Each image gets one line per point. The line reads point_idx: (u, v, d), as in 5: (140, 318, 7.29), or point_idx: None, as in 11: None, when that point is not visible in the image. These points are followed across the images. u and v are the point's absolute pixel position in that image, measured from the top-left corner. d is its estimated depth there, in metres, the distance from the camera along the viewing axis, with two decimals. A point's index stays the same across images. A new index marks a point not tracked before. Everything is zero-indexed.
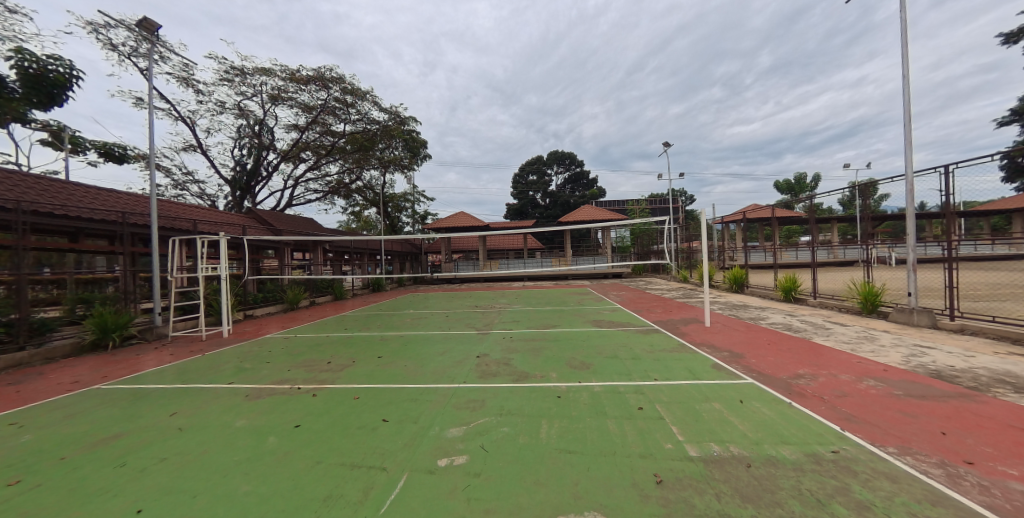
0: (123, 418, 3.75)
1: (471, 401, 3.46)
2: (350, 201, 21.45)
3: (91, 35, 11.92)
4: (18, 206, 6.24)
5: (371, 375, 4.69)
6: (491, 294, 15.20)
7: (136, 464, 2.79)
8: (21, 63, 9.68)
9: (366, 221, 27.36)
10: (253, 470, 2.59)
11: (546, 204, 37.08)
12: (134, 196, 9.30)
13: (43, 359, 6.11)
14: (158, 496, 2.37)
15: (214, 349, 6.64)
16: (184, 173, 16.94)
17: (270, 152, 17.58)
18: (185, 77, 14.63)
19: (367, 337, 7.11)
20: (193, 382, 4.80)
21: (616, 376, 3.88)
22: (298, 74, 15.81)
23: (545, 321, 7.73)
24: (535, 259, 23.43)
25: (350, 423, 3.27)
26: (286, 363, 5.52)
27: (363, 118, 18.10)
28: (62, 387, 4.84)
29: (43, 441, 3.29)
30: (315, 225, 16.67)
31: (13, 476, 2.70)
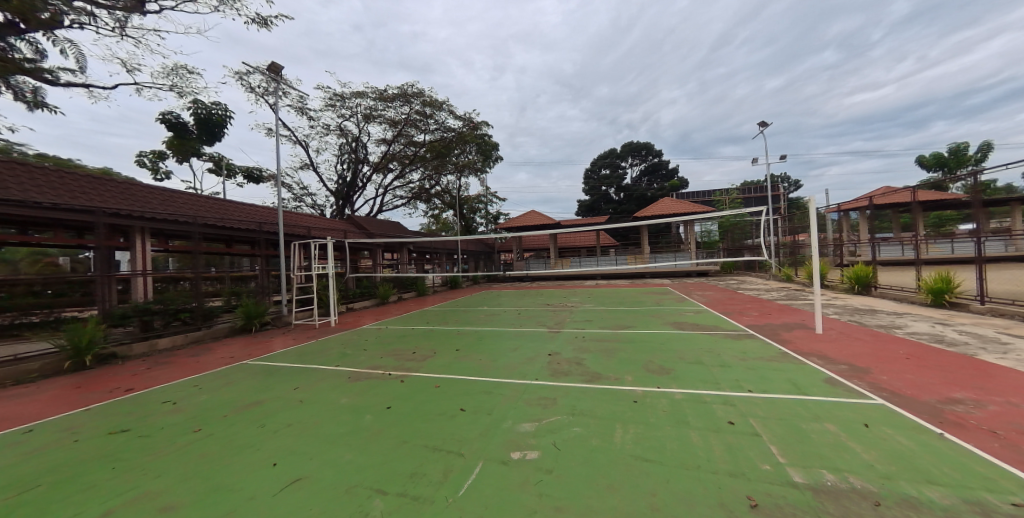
0: (258, 388, 4.51)
1: (543, 398, 3.43)
2: (429, 205, 23.05)
3: (237, 82, 14.65)
4: (195, 221, 7.87)
5: (448, 367, 4.95)
6: (563, 292, 15.07)
7: (271, 426, 3.35)
8: (196, 110, 12.22)
9: (445, 223, 29.22)
10: (354, 442, 2.89)
11: (620, 199, 35.46)
12: (266, 208, 11.17)
13: (211, 337, 7.69)
14: (286, 454, 2.80)
15: (323, 336, 7.67)
16: (300, 188, 19.90)
17: (365, 165, 19.71)
18: (301, 106, 17.13)
19: (446, 331, 7.55)
20: (308, 363, 5.62)
21: (700, 385, 3.51)
22: (385, 93, 17.43)
23: (620, 321, 7.40)
24: (608, 257, 22.58)
25: (432, 408, 3.48)
26: (378, 351, 6.13)
27: (441, 127, 19.27)
28: (223, 360, 6.06)
29: (212, 401, 4.15)
30: (400, 228, 18.25)
31: (195, 427, 3.46)
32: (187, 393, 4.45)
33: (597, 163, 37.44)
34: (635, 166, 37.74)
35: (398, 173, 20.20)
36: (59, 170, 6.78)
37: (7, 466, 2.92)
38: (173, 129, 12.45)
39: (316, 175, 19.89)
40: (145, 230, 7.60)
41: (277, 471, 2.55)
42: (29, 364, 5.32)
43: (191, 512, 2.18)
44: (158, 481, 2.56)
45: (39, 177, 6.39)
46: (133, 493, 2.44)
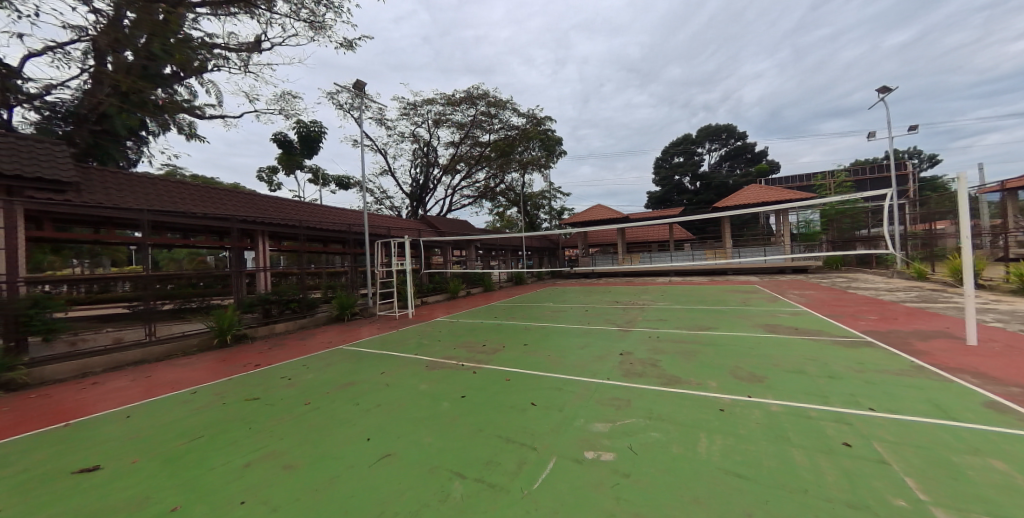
0: (352, 371, 5.08)
1: (616, 399, 3.32)
2: (494, 203, 23.67)
3: (329, 101, 16.56)
4: (299, 224, 9.06)
5: (518, 361, 5.04)
6: (633, 289, 14.37)
7: (363, 405, 3.74)
8: (299, 129, 14.09)
9: (509, 220, 29.79)
10: (433, 426, 3.10)
11: (696, 188, 32.61)
12: (353, 211, 12.47)
13: (313, 325, 8.88)
14: (376, 431, 3.10)
15: (402, 327, 8.33)
16: (380, 192, 21.83)
17: (436, 168, 20.92)
18: (380, 118, 18.76)
19: (513, 326, 7.70)
20: (391, 351, 6.17)
21: (803, 397, 3.08)
22: (453, 98, 18.22)
23: (699, 322, 6.82)
24: (683, 251, 20.96)
25: (504, 401, 3.57)
26: (451, 343, 6.48)
27: (505, 125, 19.59)
28: (323, 344, 6.95)
29: (317, 379, 4.80)
30: (468, 227, 19.07)
31: (305, 400, 4.02)
32: (298, 371, 5.20)
33: (669, 151, 34.84)
34: (715, 152, 34.32)
35: (466, 174, 21.02)
36: (204, 186, 8.32)
37: (178, 418, 3.70)
38: (282, 146, 14.49)
39: (394, 180, 21.63)
40: (264, 233, 8.99)
41: (370, 445, 2.84)
42: (189, 340, 6.67)
43: (305, 472, 2.53)
44: (279, 443, 3.02)
45: (191, 192, 7.91)
46: (262, 451, 2.92)
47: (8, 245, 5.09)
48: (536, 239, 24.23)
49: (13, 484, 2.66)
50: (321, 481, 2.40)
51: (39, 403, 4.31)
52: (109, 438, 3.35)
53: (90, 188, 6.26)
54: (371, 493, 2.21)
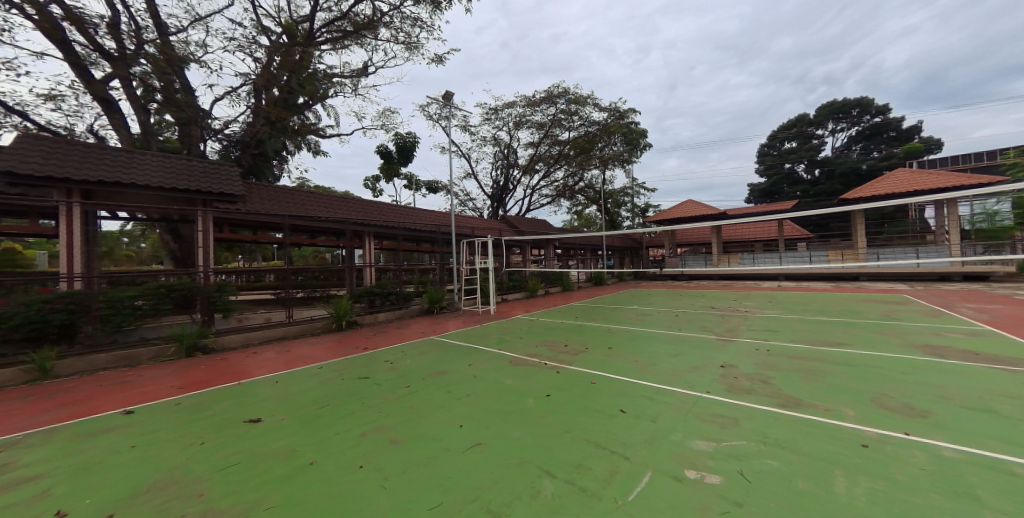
0: (443, 361, 5.48)
1: (718, 415, 2.99)
2: (573, 201, 23.33)
3: (422, 113, 18.16)
4: (397, 225, 10.11)
5: (602, 364, 4.89)
6: (729, 295, 12.84)
7: (454, 394, 4.02)
8: (396, 140, 15.69)
9: (588, 219, 29.14)
10: (520, 421, 3.18)
11: (816, 177, 27.67)
12: (441, 213, 13.51)
13: (408, 316, 9.83)
14: (468, 419, 3.30)
15: (485, 322, 8.72)
16: (465, 194, 23.18)
17: (515, 169, 21.41)
18: (464, 124, 19.89)
19: (594, 328, 7.50)
20: (477, 344, 6.50)
21: (995, 444, 2.38)
22: (533, 98, 18.42)
23: (819, 335, 5.79)
24: (798, 252, 17.97)
25: (590, 404, 3.49)
26: (534, 341, 6.57)
27: (585, 122, 19.17)
28: (416, 334, 7.67)
29: (413, 365, 5.30)
30: (547, 226, 19.16)
31: (406, 383, 4.48)
32: (398, 357, 5.81)
33: (780, 135, 30.14)
34: (844, 133, 28.60)
35: (545, 173, 21.05)
36: (326, 195, 9.82)
37: (310, 388, 4.43)
38: (383, 157, 16.32)
39: (476, 182, 22.78)
40: (371, 234, 10.24)
41: (463, 432, 3.04)
42: (316, 323, 7.92)
43: (408, 448, 2.82)
44: (386, 419, 3.42)
45: (317, 200, 9.41)
46: (373, 424, 3.33)
47: (203, 244, 6.75)
48: (618, 239, 23.19)
49: (208, 424, 3.48)
50: (421, 459, 2.63)
51: (221, 365, 5.57)
52: (264, 398, 4.16)
53: (250, 199, 7.88)
54: (466, 477, 2.35)
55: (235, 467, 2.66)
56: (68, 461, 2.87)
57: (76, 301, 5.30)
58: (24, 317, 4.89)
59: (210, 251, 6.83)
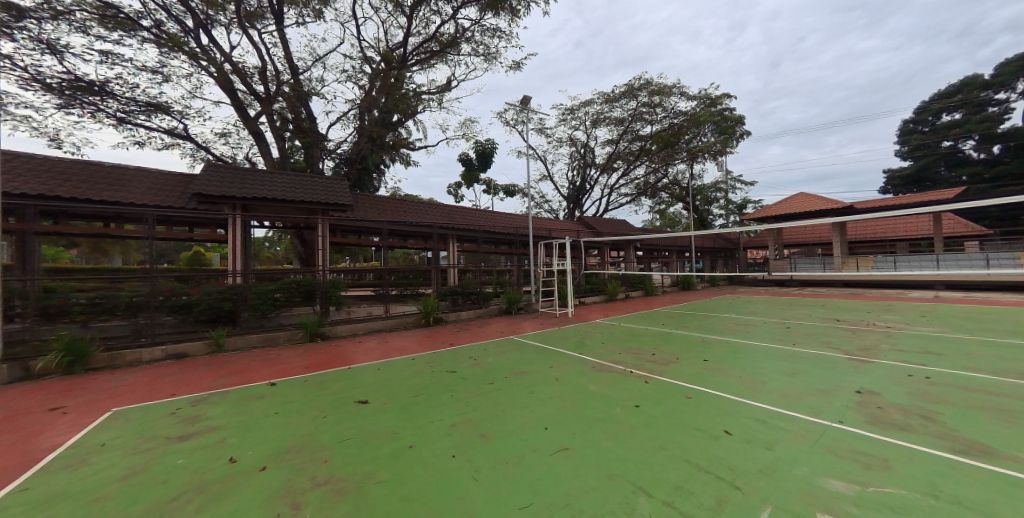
0: (524, 361, 5.54)
1: (858, 453, 2.48)
2: (656, 199, 21.85)
3: (500, 120, 18.84)
4: (478, 228, 10.59)
5: (698, 377, 4.44)
6: (856, 305, 10.70)
7: (537, 395, 4.03)
8: (476, 148, 16.49)
9: (673, 218, 27.04)
10: (607, 430, 3.05)
11: (992, 156, 21.65)
12: (518, 216, 13.83)
13: (488, 315, 10.23)
14: (552, 422, 3.27)
15: (564, 325, 8.65)
16: (540, 196, 23.33)
17: (592, 168, 20.84)
18: (540, 127, 20.06)
19: (683, 337, 6.88)
20: (557, 347, 6.45)
21: None
22: (611, 94, 17.74)
23: (1004, 363, 4.46)
24: (962, 253, 14.19)
25: (686, 421, 3.19)
26: (617, 347, 6.27)
27: (670, 113, 17.90)
28: (495, 333, 7.92)
29: (495, 363, 5.46)
30: (627, 226, 18.27)
31: (489, 380, 4.62)
32: (482, 354, 6.05)
33: (934, 106, 24.15)
34: None
35: (624, 171, 20.10)
36: (416, 201, 10.73)
37: (407, 377, 4.86)
38: (464, 164, 17.28)
39: (553, 184, 22.76)
40: (454, 237, 10.92)
41: (549, 434, 3.02)
42: (408, 318, 8.70)
43: (497, 445, 2.89)
44: (473, 414, 3.56)
45: (408, 206, 10.37)
46: (461, 417, 3.50)
47: (323, 247, 7.90)
48: (709, 239, 21.01)
49: (329, 400, 4.04)
50: (510, 457, 2.68)
51: (336, 351, 6.44)
52: (370, 382, 4.69)
53: (357, 208, 9.00)
54: (555, 480, 2.34)
55: (350, 442, 3.04)
56: (234, 418, 3.60)
57: (237, 292, 6.63)
58: (206, 303, 6.28)
59: (327, 253, 7.95)
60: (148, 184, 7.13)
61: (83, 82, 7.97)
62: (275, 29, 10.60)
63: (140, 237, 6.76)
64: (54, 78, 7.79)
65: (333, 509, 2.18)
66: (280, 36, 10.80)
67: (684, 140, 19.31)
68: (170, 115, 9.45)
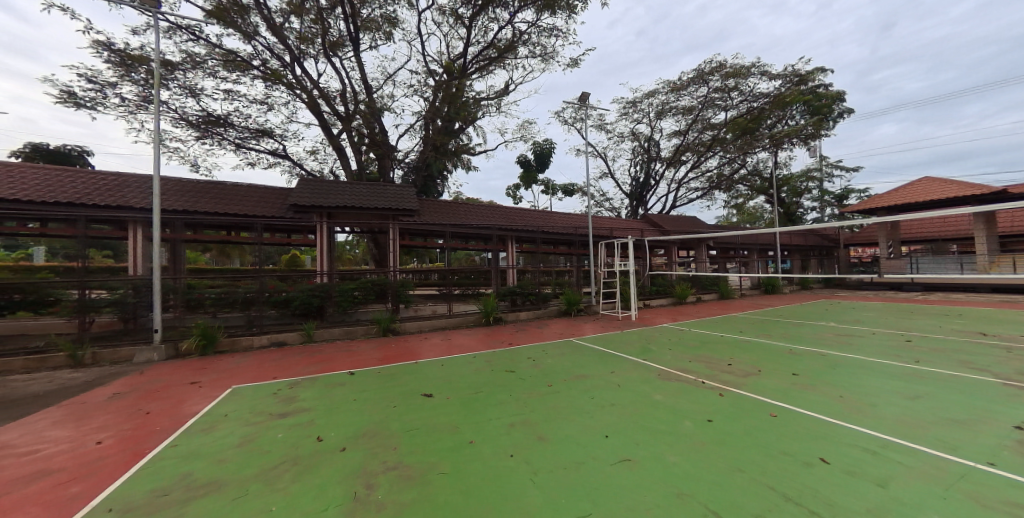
0: (585, 364, 5.53)
1: (1003, 506, 2.11)
2: (731, 193, 20.07)
3: (558, 119, 18.77)
4: (536, 229, 10.71)
5: (781, 393, 4.06)
6: (1002, 316, 8.77)
7: (598, 400, 4.02)
8: (534, 148, 16.65)
9: (752, 212, 24.60)
10: (676, 445, 2.95)
11: None
12: (577, 215, 13.69)
13: (546, 316, 10.30)
14: (614, 430, 3.26)
15: (626, 328, 8.39)
16: (601, 195, 22.75)
17: (658, 162, 19.81)
18: (600, 123, 19.60)
19: (765, 346, 6.28)
20: (619, 351, 6.30)
21: None
22: (678, 82, 16.72)
23: None
24: None
25: (767, 442, 2.96)
26: (686, 354, 5.95)
27: (749, 96, 16.54)
28: (554, 334, 7.95)
29: (554, 365, 5.52)
30: (698, 224, 17.03)
31: (548, 382, 4.71)
32: (540, 355, 6.15)
33: None
34: None
35: (694, 164, 18.81)
36: (476, 204, 11.19)
37: (468, 374, 5.14)
38: (523, 166, 17.54)
39: (615, 181, 22.05)
40: (513, 238, 11.18)
41: (611, 443, 3.02)
42: (469, 317, 9.11)
43: (558, 448, 2.97)
44: (533, 414, 3.68)
45: (469, 209, 10.86)
46: (522, 416, 3.64)
47: (394, 250, 8.61)
48: (797, 236, 18.73)
49: (399, 392, 4.45)
50: (570, 461, 2.75)
51: (405, 346, 6.99)
52: (435, 377, 5.04)
53: (423, 213, 9.66)
54: (622, 492, 2.35)
55: (416, 432, 3.33)
56: (321, 401, 4.15)
57: (323, 291, 7.53)
58: (300, 299, 7.24)
59: (397, 255, 8.64)
60: (256, 197, 8.42)
61: (213, 117, 9.70)
62: (353, 55, 11.79)
63: (250, 242, 8.02)
64: (194, 115, 9.59)
65: (403, 492, 2.43)
66: (358, 60, 11.97)
67: (766, 126, 17.46)
68: (274, 139, 11.02)
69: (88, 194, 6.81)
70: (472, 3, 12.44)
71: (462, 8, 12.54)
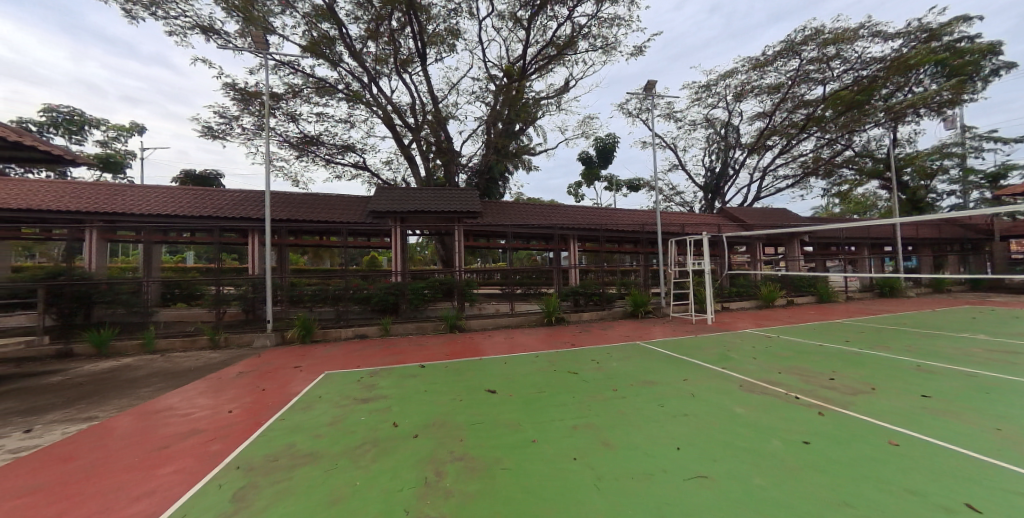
0: (655, 370, 5.33)
1: None
2: (831, 179, 17.59)
3: (622, 111, 18.13)
4: (599, 228, 10.49)
5: (899, 418, 3.47)
6: None
7: (668, 410, 3.86)
8: (597, 144, 16.31)
9: (860, 201, 21.19)
10: (761, 466, 2.70)
11: None
12: (644, 212, 13.10)
13: (611, 317, 10.05)
14: (685, 443, 3.12)
15: (701, 332, 7.86)
16: (671, 188, 21.46)
17: (737, 150, 18.12)
18: (669, 112, 18.51)
19: (876, 360, 5.45)
20: (692, 358, 5.95)
21: None
22: (762, 59, 15.10)
23: None
24: None
25: (880, 473, 2.55)
26: (772, 364, 5.41)
27: (857, 63, 14.42)
28: (620, 336, 7.75)
29: (620, 369, 5.41)
30: (791, 216, 15.23)
31: (614, 386, 4.65)
32: (604, 358, 6.06)
33: None
34: None
35: (783, 149, 16.89)
36: (538, 204, 11.33)
37: (530, 374, 5.27)
38: (585, 163, 17.27)
39: (686, 173, 20.65)
40: (575, 237, 11.09)
41: (682, 457, 2.89)
42: (532, 316, 9.27)
43: (622, 456, 2.93)
44: (599, 419, 3.67)
45: (530, 210, 11.06)
46: (586, 420, 3.65)
47: (459, 251, 9.09)
48: (923, 227, 15.71)
49: (465, 386, 4.73)
50: (635, 472, 2.70)
51: (471, 343, 7.36)
52: (499, 374, 5.27)
53: (487, 216, 10.05)
54: (691, 508, 2.24)
55: (481, 426, 3.54)
56: (396, 390, 4.60)
57: (398, 289, 8.25)
58: (378, 295, 8.05)
59: (463, 256, 9.11)
60: (343, 205, 9.53)
61: (308, 138, 11.18)
62: (420, 70, 12.68)
63: (338, 245, 9.09)
64: (294, 137, 11.14)
65: (468, 482, 2.61)
66: (425, 74, 12.83)
67: (881, 96, 14.89)
68: (356, 153, 12.32)
69: (220, 208, 8.32)
70: (530, 4, 12.59)
71: (521, 10, 12.75)
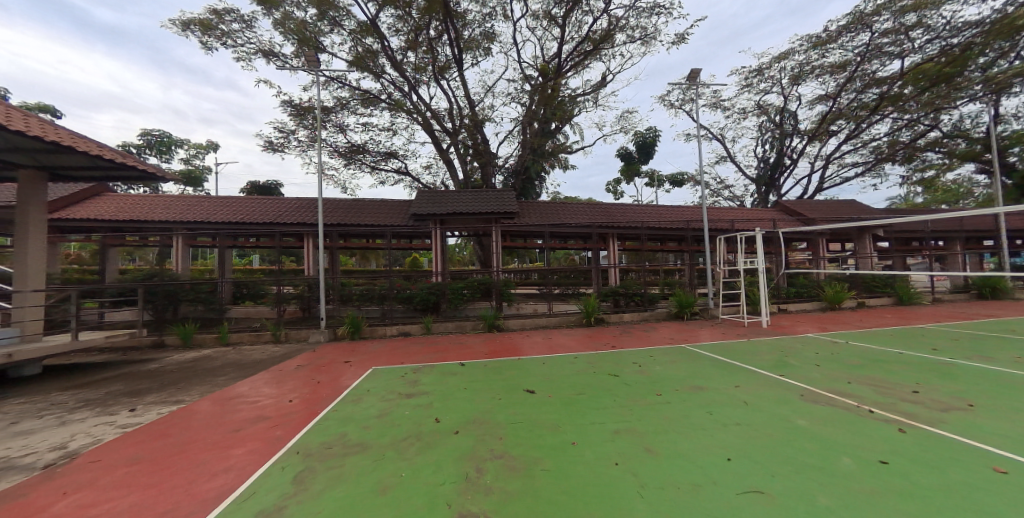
0: (703, 375, 5.10)
1: None
2: (909, 163, 15.83)
3: (664, 103, 17.52)
4: (640, 226, 10.18)
5: (1001, 441, 3.05)
6: None
7: (719, 418, 3.70)
8: (637, 139, 15.83)
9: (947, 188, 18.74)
10: (828, 485, 2.50)
11: None
12: (689, 209, 12.52)
13: (654, 319, 9.68)
14: (738, 455, 2.98)
15: (754, 336, 7.37)
16: (719, 182, 20.36)
17: (794, 137, 16.81)
18: (716, 101, 17.60)
19: (967, 372, 4.82)
20: (745, 363, 5.61)
21: None
22: (823, 36, 13.89)
23: None
24: None
25: (977, 502, 2.26)
26: (839, 373, 4.96)
27: (941, 32, 12.81)
28: (664, 339, 7.47)
29: (664, 372, 5.24)
30: (862, 209, 13.82)
31: (659, 391, 4.51)
32: (646, 361, 5.89)
33: None
34: None
35: (850, 133, 15.45)
36: (575, 204, 11.24)
37: (569, 375, 5.25)
38: (624, 159, 16.81)
39: (737, 165, 19.49)
40: (615, 236, 10.82)
41: (735, 469, 2.76)
42: (571, 317, 9.20)
43: (669, 465, 2.85)
44: (643, 425, 3.59)
45: (568, 209, 11.00)
46: (630, 425, 3.59)
47: (497, 251, 9.23)
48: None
49: (504, 385, 4.82)
50: (683, 481, 2.62)
51: (511, 343, 7.44)
52: (538, 374, 5.30)
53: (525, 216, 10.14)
54: None
55: (521, 425, 3.60)
56: (438, 387, 4.78)
57: (438, 288, 8.53)
58: (420, 294, 8.38)
59: (500, 256, 9.24)
60: (387, 209, 10.04)
61: (355, 147, 11.90)
62: (458, 75, 13.03)
63: (383, 247, 9.58)
64: (343, 146, 11.88)
65: (509, 481, 2.67)
66: (462, 79, 13.16)
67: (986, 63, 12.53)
68: (399, 159, 12.90)
69: (280, 215, 9.10)
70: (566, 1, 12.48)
71: (556, 8, 12.69)
